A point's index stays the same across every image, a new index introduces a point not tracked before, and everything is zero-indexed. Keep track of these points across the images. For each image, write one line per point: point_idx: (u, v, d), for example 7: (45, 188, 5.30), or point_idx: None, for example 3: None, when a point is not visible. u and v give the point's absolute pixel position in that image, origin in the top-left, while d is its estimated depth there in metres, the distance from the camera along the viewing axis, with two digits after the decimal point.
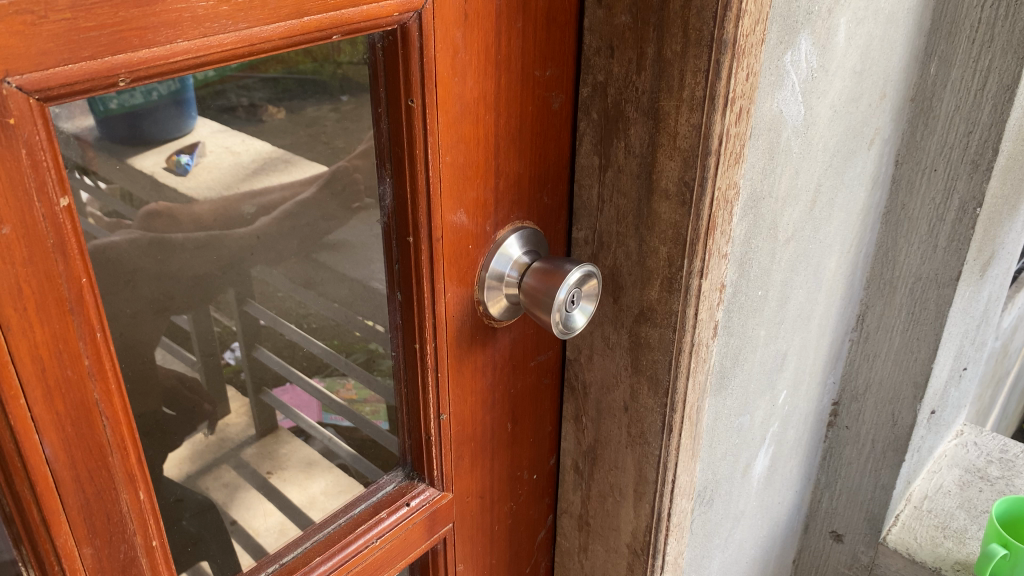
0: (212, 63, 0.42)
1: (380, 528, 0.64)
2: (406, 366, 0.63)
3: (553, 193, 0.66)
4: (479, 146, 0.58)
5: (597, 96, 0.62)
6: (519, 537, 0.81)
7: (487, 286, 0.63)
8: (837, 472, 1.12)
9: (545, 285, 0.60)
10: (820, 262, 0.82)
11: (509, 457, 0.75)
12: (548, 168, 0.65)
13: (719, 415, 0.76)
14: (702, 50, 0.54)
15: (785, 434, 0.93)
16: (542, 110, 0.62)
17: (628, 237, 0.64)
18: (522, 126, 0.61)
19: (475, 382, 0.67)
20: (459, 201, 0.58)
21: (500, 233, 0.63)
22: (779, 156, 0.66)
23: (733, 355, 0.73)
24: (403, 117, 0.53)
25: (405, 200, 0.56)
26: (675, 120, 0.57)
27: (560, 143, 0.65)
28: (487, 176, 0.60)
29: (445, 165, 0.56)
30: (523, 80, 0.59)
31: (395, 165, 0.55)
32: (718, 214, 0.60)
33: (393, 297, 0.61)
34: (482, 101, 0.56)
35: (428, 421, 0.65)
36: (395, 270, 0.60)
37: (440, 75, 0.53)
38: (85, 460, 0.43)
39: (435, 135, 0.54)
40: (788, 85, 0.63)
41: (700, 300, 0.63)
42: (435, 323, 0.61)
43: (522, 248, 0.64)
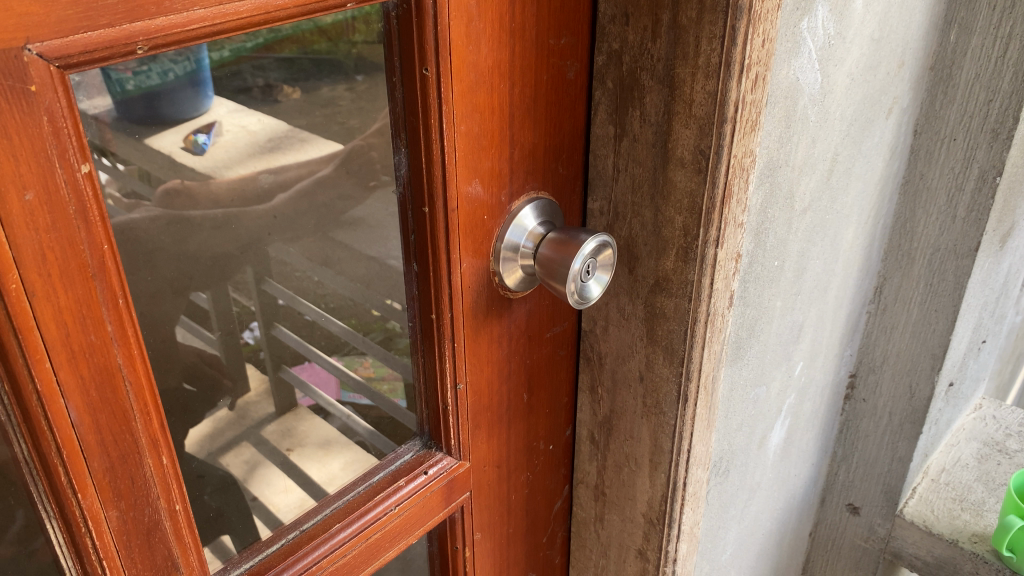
0: (228, 32, 0.42)
1: (399, 496, 0.65)
2: (424, 336, 0.64)
3: (568, 163, 0.66)
4: (494, 114, 0.58)
5: (612, 64, 0.62)
6: (535, 507, 0.82)
7: (502, 258, 0.64)
8: (853, 445, 1.12)
9: (560, 255, 0.60)
10: (838, 233, 0.81)
11: (525, 428, 0.75)
12: (562, 138, 0.65)
13: (735, 385, 0.76)
14: (718, 15, 0.53)
15: (802, 405, 0.93)
16: (556, 79, 0.61)
17: (643, 206, 0.64)
18: (537, 96, 0.61)
19: (491, 353, 0.67)
20: (474, 171, 0.58)
21: (515, 204, 0.63)
22: (795, 124, 0.66)
23: (749, 326, 0.73)
24: (417, 86, 0.53)
25: (421, 170, 0.56)
26: (691, 87, 0.57)
27: (575, 113, 0.65)
28: (503, 146, 0.60)
29: (460, 135, 0.56)
30: (538, 48, 0.59)
31: (410, 135, 0.56)
32: (734, 182, 0.60)
33: (409, 269, 0.61)
34: (497, 70, 0.57)
35: (445, 390, 0.65)
36: (411, 241, 0.60)
37: (454, 43, 0.53)
38: (109, 425, 0.44)
39: (450, 105, 0.54)
40: (805, 52, 0.62)
41: (716, 270, 0.63)
42: (451, 294, 0.61)
43: (537, 219, 0.64)
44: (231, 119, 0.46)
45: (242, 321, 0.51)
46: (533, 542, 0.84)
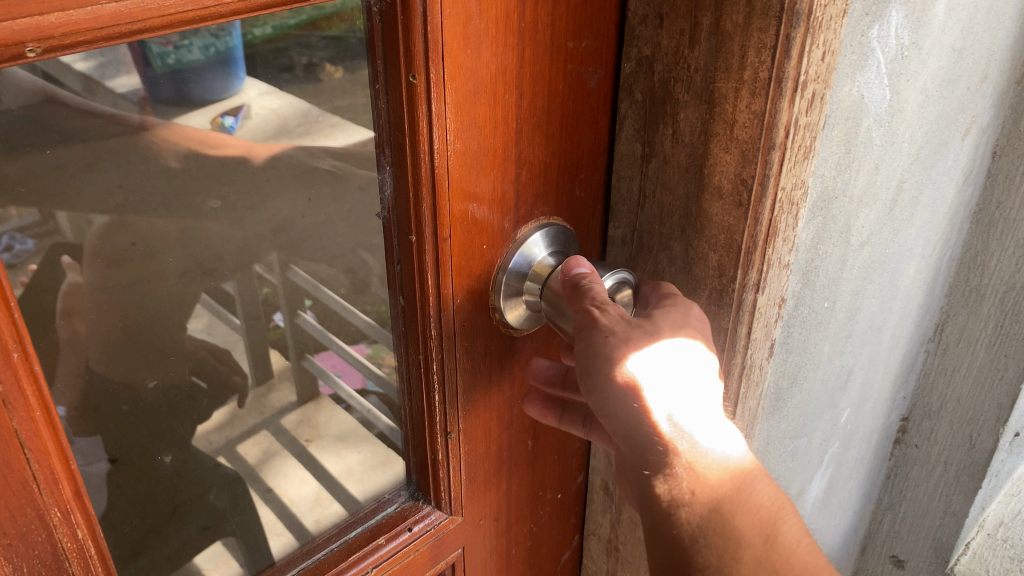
0: (154, 30, 0.33)
1: (377, 556, 0.55)
2: (410, 378, 0.55)
3: (587, 184, 0.57)
4: (499, 128, 0.49)
5: (642, 72, 0.52)
6: (539, 561, 0.73)
7: (506, 292, 0.55)
8: (901, 494, 1.02)
9: None
10: (898, 269, 0.71)
11: (529, 477, 0.67)
12: (581, 156, 0.56)
13: (771, 439, 0.67)
14: (768, 21, 0.44)
15: (845, 454, 0.84)
16: (574, 88, 0.52)
17: (673, 240, 0.55)
18: (551, 107, 0.52)
19: (489, 395, 0.59)
20: (471, 194, 0.50)
21: (521, 231, 0.54)
22: (857, 148, 0.56)
23: (791, 375, 0.64)
24: (404, 95, 0.44)
25: (407, 193, 0.47)
26: (734, 106, 0.48)
27: (597, 127, 0.56)
28: (509, 164, 0.51)
29: (454, 152, 0.47)
30: (552, 52, 0.50)
31: (394, 152, 0.47)
32: (780, 219, 0.51)
33: (396, 301, 0.53)
34: (502, 78, 0.48)
35: (435, 438, 0.56)
36: (397, 270, 0.51)
37: (449, 46, 0.44)
38: (4, 499, 0.36)
39: (441, 118, 0.45)
40: (873, 65, 0.52)
41: (754, 318, 0.54)
42: (441, 332, 0.52)
43: (547, 248, 0.56)
44: (261, 103, 0.50)
45: (267, 306, 0.53)
46: None
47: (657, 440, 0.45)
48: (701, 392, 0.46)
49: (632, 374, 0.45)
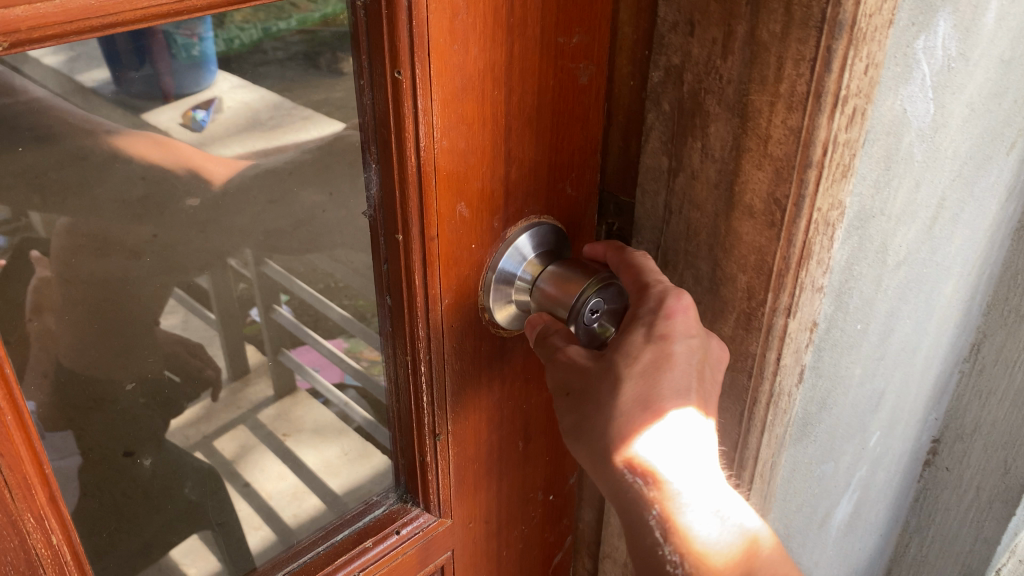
0: (130, 23, 0.31)
1: (364, 560, 0.53)
2: (398, 381, 0.53)
3: (580, 182, 0.55)
4: (490, 127, 0.47)
5: (671, 82, 0.49)
6: (531, 565, 0.71)
7: (495, 290, 0.52)
8: (929, 516, 0.98)
9: (560, 291, 0.50)
10: (935, 289, 0.68)
11: (522, 479, 0.64)
12: (574, 153, 0.53)
13: (797, 466, 0.64)
14: (809, 32, 0.41)
15: (874, 477, 0.80)
16: (567, 84, 0.50)
17: (700, 258, 0.52)
18: (543, 103, 0.49)
19: (480, 399, 0.56)
20: (460, 192, 0.47)
21: (511, 230, 0.52)
22: (897, 165, 0.53)
23: (820, 399, 0.61)
24: (388, 90, 0.42)
25: (393, 190, 0.45)
26: (768, 121, 0.45)
27: (591, 123, 0.53)
28: (501, 163, 0.49)
29: (441, 149, 0.45)
30: (544, 46, 0.47)
31: (380, 150, 0.45)
32: (815, 240, 0.48)
33: (382, 300, 0.50)
34: (492, 74, 0.45)
35: (422, 441, 0.54)
36: (384, 270, 0.49)
37: (435, 43, 0.41)
38: None
39: (428, 113, 0.43)
40: (918, 78, 0.49)
41: (784, 343, 0.51)
42: (429, 334, 0.50)
43: (537, 245, 0.53)
44: (231, 95, 0.55)
45: (243, 303, 0.56)
46: None
47: (664, 546, 0.43)
48: (720, 499, 0.44)
49: (638, 466, 0.44)
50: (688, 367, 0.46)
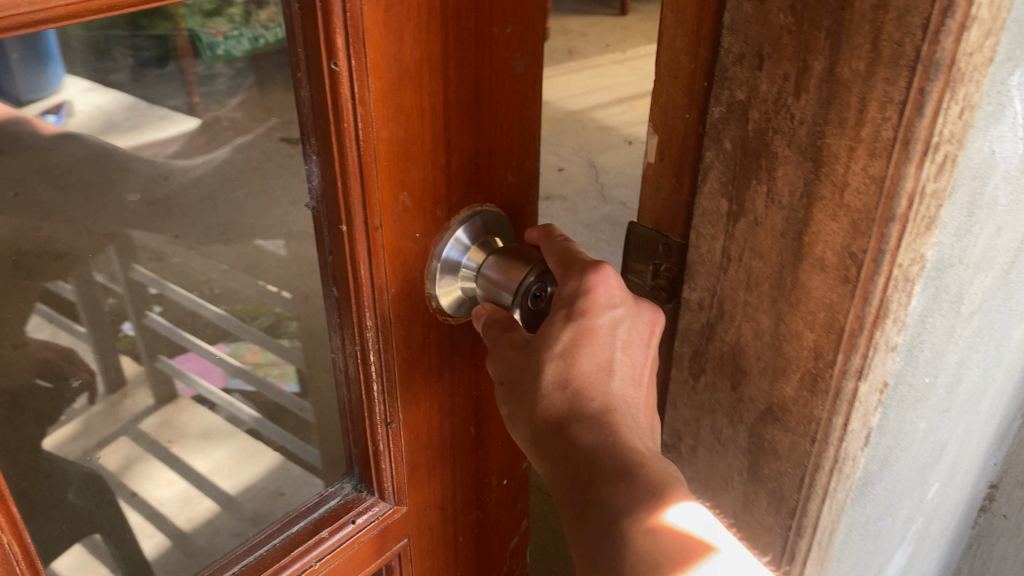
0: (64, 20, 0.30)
1: (321, 550, 0.53)
2: (348, 372, 0.53)
3: (517, 171, 0.56)
4: (429, 117, 0.47)
5: (734, 119, 0.44)
6: (487, 556, 0.71)
7: (440, 276, 0.53)
8: (982, 564, 0.93)
9: (506, 274, 0.52)
10: (1006, 335, 0.63)
11: (475, 465, 0.64)
12: (511, 142, 0.54)
13: (855, 526, 0.59)
14: (900, 70, 0.37)
15: (929, 529, 0.75)
16: (503, 72, 0.51)
17: (761, 312, 0.47)
18: (480, 92, 0.50)
19: (431, 383, 0.56)
20: (403, 182, 0.48)
21: (453, 220, 0.52)
22: (981, 210, 0.48)
23: (883, 457, 0.56)
24: (326, 81, 0.42)
25: (336, 183, 0.45)
26: (846, 167, 0.40)
27: (527, 110, 0.54)
28: (441, 153, 0.49)
29: (382, 140, 0.45)
30: (480, 34, 0.48)
31: (320, 140, 0.45)
32: (892, 300, 0.43)
33: (329, 291, 0.51)
34: (427, 65, 0.46)
35: (375, 429, 0.54)
36: (330, 262, 0.50)
37: (371, 33, 0.42)
38: None
39: (367, 106, 0.43)
40: (1009, 116, 0.44)
41: (853, 407, 0.46)
42: (378, 322, 0.50)
43: (477, 235, 0.54)
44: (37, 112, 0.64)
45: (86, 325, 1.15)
46: None
47: None
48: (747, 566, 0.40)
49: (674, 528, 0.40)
50: (610, 337, 0.47)
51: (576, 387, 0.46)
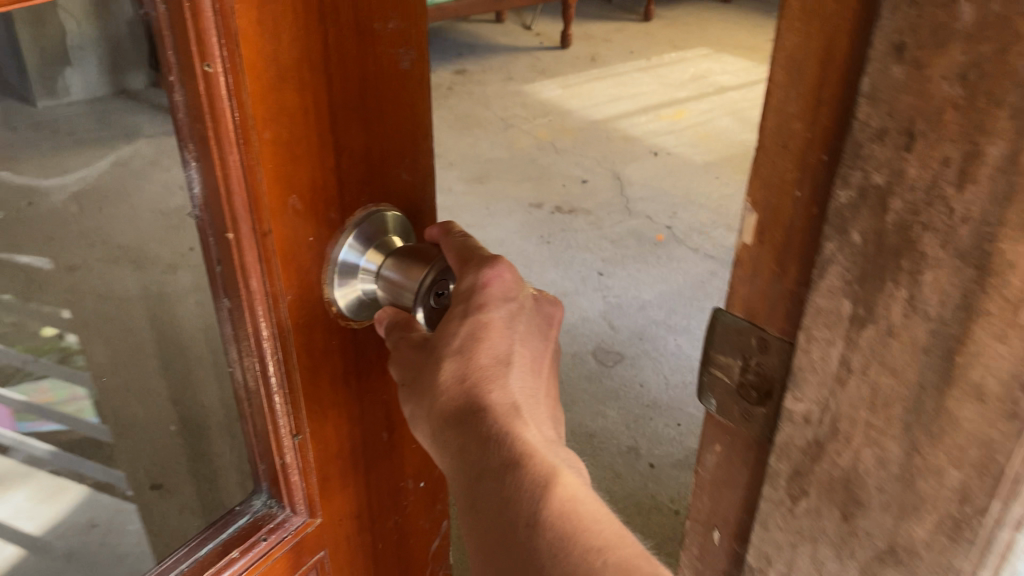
0: None
1: (234, 566, 0.68)
2: (249, 382, 0.67)
3: (413, 169, 0.68)
4: (312, 114, 0.58)
5: (866, 208, 0.45)
6: (405, 538, 0.87)
7: (339, 283, 0.66)
8: None
9: (403, 279, 0.64)
10: None
11: (389, 469, 0.81)
12: (400, 141, 0.66)
13: None
14: None
15: None
16: (387, 67, 0.62)
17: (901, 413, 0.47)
18: (361, 87, 0.61)
19: (333, 384, 0.70)
20: (288, 185, 0.58)
21: (348, 219, 0.64)
22: None
23: None
24: (201, 84, 0.52)
25: (219, 187, 0.56)
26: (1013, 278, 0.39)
27: (413, 107, 0.66)
28: (327, 147, 0.60)
29: (265, 140, 0.56)
30: (357, 33, 0.58)
31: (197, 142, 0.56)
32: None
33: (222, 303, 0.64)
34: (305, 64, 0.56)
35: (282, 442, 0.69)
36: (220, 270, 0.62)
37: (245, 36, 0.52)
38: None
39: (246, 109, 0.54)
40: None
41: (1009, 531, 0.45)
42: (273, 326, 0.63)
43: (370, 241, 0.66)
44: None
45: None
46: (410, 556, 0.89)
47: None
48: None
49: None
50: (505, 331, 0.62)
51: (474, 380, 0.60)
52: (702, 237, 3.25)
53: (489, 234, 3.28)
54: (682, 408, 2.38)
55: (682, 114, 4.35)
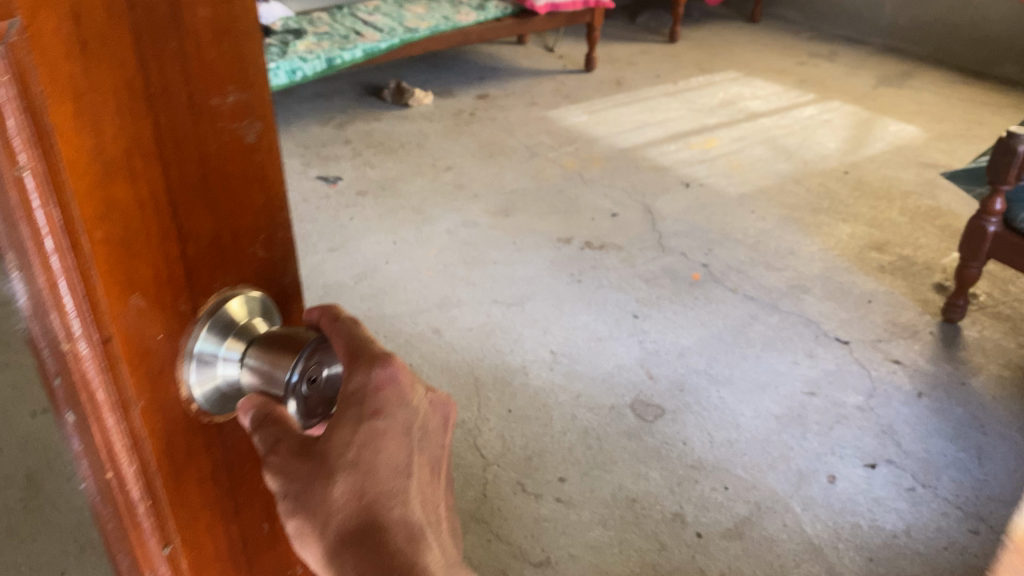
0: None
1: None
2: (102, 497, 0.53)
3: (271, 245, 0.55)
4: (152, 191, 0.45)
5: None
6: None
7: (198, 376, 0.52)
8: None
9: (266, 369, 0.52)
10: None
11: (267, 562, 0.67)
12: (254, 217, 0.53)
13: None
14: None
15: None
16: (231, 145, 0.49)
17: None
18: (206, 170, 0.48)
19: (201, 485, 0.56)
20: (130, 285, 0.45)
21: (203, 312, 0.51)
22: None
23: None
24: (14, 185, 0.39)
25: (46, 296, 0.43)
26: None
27: (265, 183, 0.53)
28: (171, 231, 0.47)
29: (98, 239, 0.43)
30: (194, 111, 0.46)
31: (14, 248, 0.42)
32: None
33: (65, 413, 0.50)
34: (136, 152, 0.43)
35: (151, 556, 0.55)
36: (58, 380, 0.48)
37: (60, 124, 0.39)
38: None
39: (70, 212, 0.41)
40: None
41: None
42: (130, 439, 0.50)
43: (235, 331, 0.52)
44: None
45: None
46: None
47: None
48: None
49: None
50: (405, 442, 0.54)
51: (375, 496, 0.52)
52: (740, 276, 3.10)
53: (517, 271, 3.13)
54: (729, 470, 2.23)
55: (712, 142, 4.21)
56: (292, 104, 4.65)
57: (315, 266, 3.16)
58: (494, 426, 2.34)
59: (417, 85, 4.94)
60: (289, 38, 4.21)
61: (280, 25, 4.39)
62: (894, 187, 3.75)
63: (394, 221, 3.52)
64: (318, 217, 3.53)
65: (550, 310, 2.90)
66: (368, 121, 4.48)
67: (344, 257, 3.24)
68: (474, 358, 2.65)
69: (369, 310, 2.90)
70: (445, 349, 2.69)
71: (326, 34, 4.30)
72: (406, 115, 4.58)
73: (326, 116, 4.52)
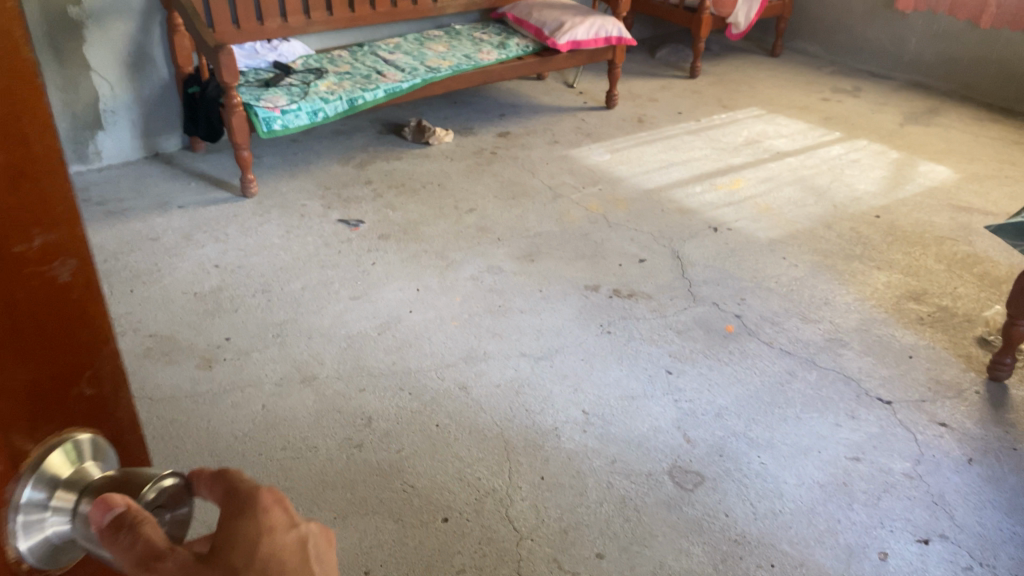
0: None
1: None
2: None
3: (99, 380, 0.47)
4: None
5: None
6: None
7: (24, 530, 0.42)
8: None
9: (105, 516, 0.42)
10: None
11: None
12: (78, 355, 0.45)
13: None
14: None
15: None
16: (46, 288, 0.42)
17: None
18: (16, 318, 0.41)
19: None
20: None
21: (21, 471, 0.42)
22: None
23: None
24: None
25: None
26: None
27: (94, 317, 0.46)
28: None
29: None
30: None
31: None
32: None
33: None
34: None
35: None
36: None
37: None
38: None
39: None
40: None
41: None
42: None
43: (61, 481, 0.43)
44: None
45: None
46: None
47: None
48: None
49: None
50: (294, 560, 0.48)
51: None
52: (775, 329, 3.00)
53: (544, 321, 3.04)
54: (774, 545, 2.13)
55: (739, 184, 4.13)
56: (310, 142, 4.60)
57: (336, 315, 3.08)
58: (527, 495, 2.26)
59: (436, 122, 4.89)
60: (310, 78, 4.19)
61: (301, 64, 4.37)
62: (928, 233, 3.65)
63: (416, 265, 3.44)
64: (338, 262, 3.45)
65: (580, 364, 2.80)
66: (387, 160, 4.42)
67: (366, 305, 3.15)
68: (502, 417, 2.55)
69: (393, 363, 2.81)
70: (472, 407, 2.59)
71: (347, 74, 4.28)
72: (426, 154, 4.52)
73: (345, 155, 4.47)
